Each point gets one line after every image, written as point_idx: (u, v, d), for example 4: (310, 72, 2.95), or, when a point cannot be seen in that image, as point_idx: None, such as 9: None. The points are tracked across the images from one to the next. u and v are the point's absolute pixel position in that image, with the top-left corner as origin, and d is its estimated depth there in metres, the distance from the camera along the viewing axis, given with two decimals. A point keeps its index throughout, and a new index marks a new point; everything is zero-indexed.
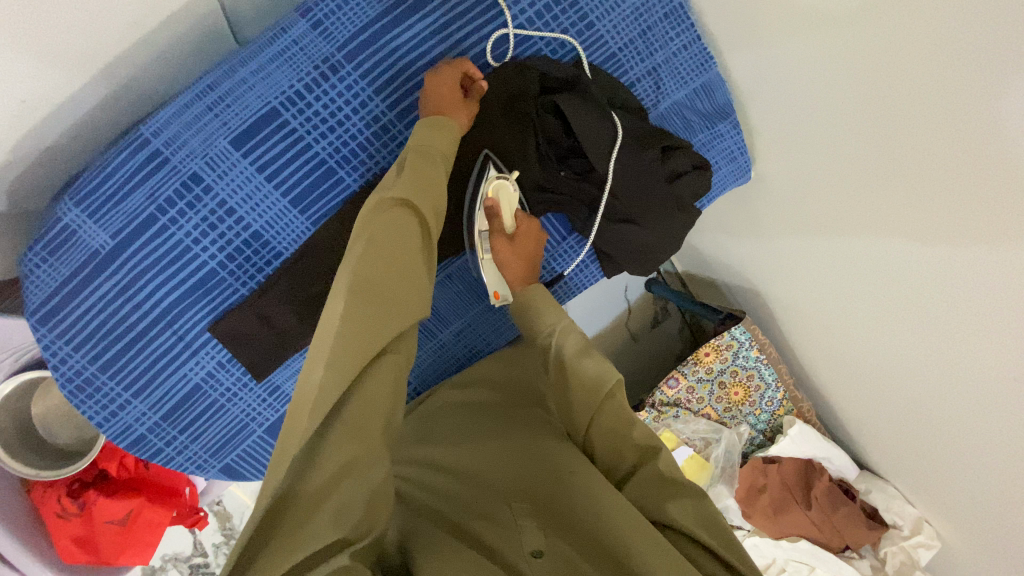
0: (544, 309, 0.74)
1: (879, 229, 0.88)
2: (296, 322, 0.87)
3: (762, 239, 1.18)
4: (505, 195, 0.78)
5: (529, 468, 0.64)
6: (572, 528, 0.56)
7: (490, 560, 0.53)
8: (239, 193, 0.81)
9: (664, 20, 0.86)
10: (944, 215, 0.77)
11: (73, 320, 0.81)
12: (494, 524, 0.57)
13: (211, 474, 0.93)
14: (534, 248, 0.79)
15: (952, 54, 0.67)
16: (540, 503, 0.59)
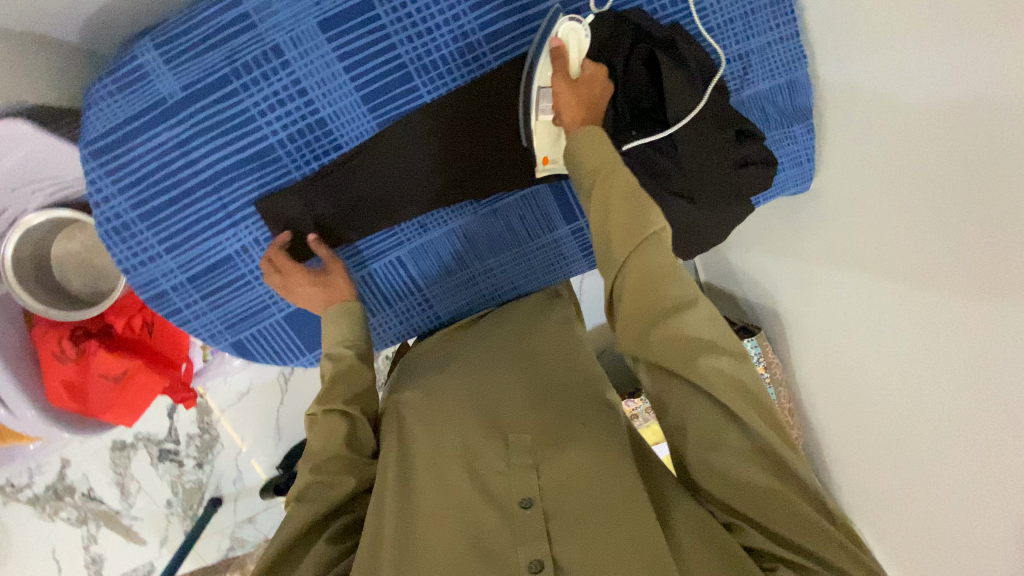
0: (597, 143, 0.70)
1: (907, 279, 0.81)
2: (341, 216, 0.88)
3: (795, 264, 1.10)
4: (575, 40, 0.76)
5: (526, 416, 0.69)
6: (568, 487, 0.62)
7: (488, 509, 0.61)
8: (315, 76, 0.80)
9: (770, 7, 0.85)
10: (984, 277, 0.70)
11: (125, 162, 0.81)
12: (491, 468, 0.64)
13: (222, 347, 0.93)
14: (597, 93, 0.77)
15: None
16: (535, 451, 0.65)
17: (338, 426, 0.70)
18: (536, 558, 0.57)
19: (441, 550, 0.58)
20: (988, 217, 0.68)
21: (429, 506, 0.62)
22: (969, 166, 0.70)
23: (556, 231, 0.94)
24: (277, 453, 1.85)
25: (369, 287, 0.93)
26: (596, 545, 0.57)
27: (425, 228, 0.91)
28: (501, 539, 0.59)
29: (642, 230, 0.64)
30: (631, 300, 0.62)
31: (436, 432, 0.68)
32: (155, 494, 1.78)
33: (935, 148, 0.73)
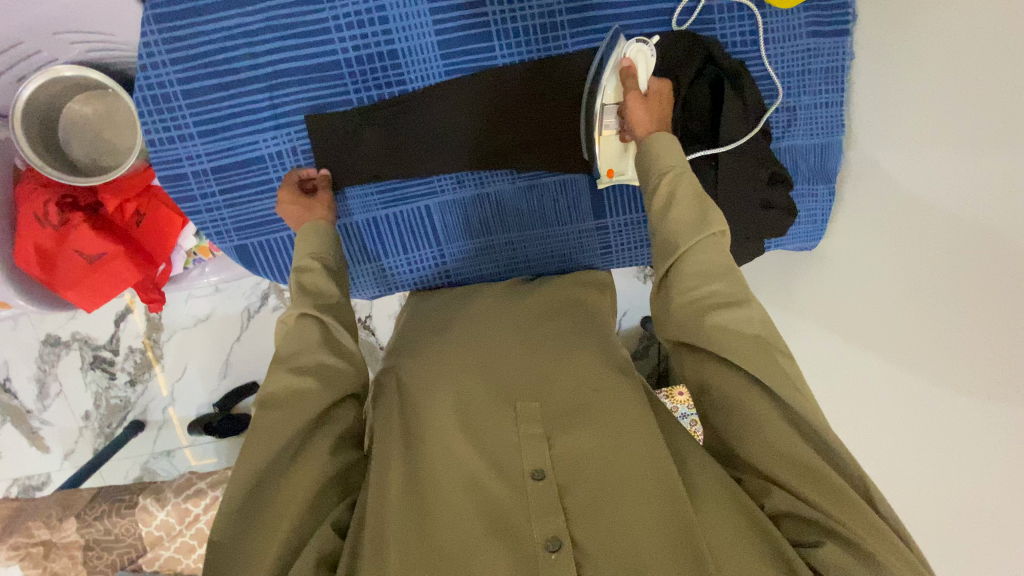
0: (663, 151, 0.73)
1: (868, 334, 0.85)
2: (387, 150, 0.87)
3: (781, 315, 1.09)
4: (642, 61, 0.80)
5: (532, 386, 0.69)
6: (576, 462, 0.62)
7: (500, 476, 0.61)
8: (400, 8, 0.82)
9: (824, 72, 0.92)
10: (937, 343, 0.74)
11: (186, 35, 0.79)
12: (501, 436, 0.64)
13: (225, 248, 0.90)
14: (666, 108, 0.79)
15: (1002, 177, 0.67)
16: (544, 423, 0.65)
17: (311, 329, 0.70)
18: (552, 535, 0.56)
19: (457, 515, 0.59)
20: (959, 288, 0.72)
21: (444, 469, 0.62)
22: (950, 239, 0.74)
23: (583, 222, 0.96)
24: (219, 390, 1.69)
25: (390, 228, 0.93)
26: (612, 526, 0.57)
27: (459, 184, 0.92)
28: (516, 512, 0.58)
29: (699, 233, 0.67)
30: (673, 305, 0.66)
31: (446, 399, 0.68)
32: (75, 403, 1.65)
33: (925, 220, 0.78)
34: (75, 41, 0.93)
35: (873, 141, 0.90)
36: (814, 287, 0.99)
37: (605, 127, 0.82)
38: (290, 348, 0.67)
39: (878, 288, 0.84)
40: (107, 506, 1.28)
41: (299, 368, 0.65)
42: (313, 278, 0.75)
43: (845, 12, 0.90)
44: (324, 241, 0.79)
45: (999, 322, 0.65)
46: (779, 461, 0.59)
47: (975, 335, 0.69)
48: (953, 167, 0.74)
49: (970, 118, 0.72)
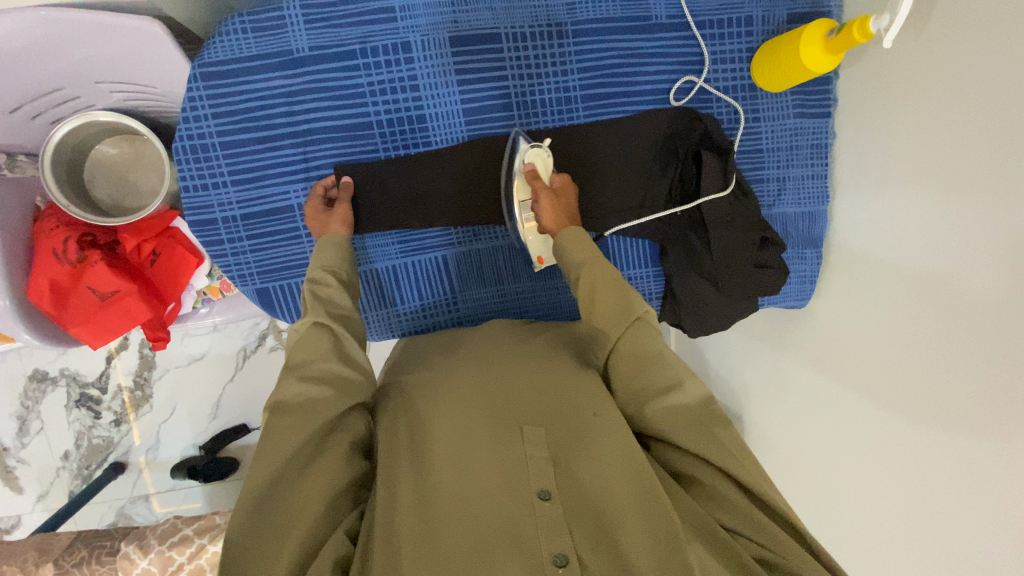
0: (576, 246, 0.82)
1: (860, 386, 0.91)
2: (410, 204, 0.93)
3: (771, 369, 1.14)
4: (540, 161, 0.88)
5: (537, 409, 0.72)
6: (579, 484, 0.65)
7: (508, 492, 0.63)
8: (430, 78, 0.89)
9: (809, 149, 1.02)
10: (926, 396, 0.79)
11: (230, 92, 0.85)
12: (509, 455, 0.66)
13: (246, 290, 0.92)
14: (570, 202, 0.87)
15: (972, 246, 0.74)
16: (549, 446, 0.68)
17: (323, 337, 0.72)
18: (562, 552, 0.59)
19: (465, 528, 0.60)
20: (941, 351, 0.78)
21: (454, 485, 0.64)
22: (924, 304, 0.81)
23: None
24: (208, 431, 1.66)
25: (406, 275, 0.97)
26: (613, 547, 0.60)
27: (476, 237, 0.97)
28: (525, 529, 0.60)
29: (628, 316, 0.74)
30: (659, 360, 0.72)
31: (454, 421, 0.70)
32: (55, 442, 1.60)
33: (903, 285, 0.85)
34: (115, 90, 0.97)
35: (852, 211, 0.99)
36: (805, 343, 1.05)
37: (524, 221, 0.91)
38: (301, 356, 0.70)
39: (865, 348, 0.91)
40: (87, 552, 1.24)
41: (309, 376, 0.69)
42: (327, 290, 0.78)
43: (828, 98, 1.00)
44: (338, 255, 0.83)
45: (983, 377, 0.72)
46: (740, 517, 0.66)
47: (961, 389, 0.74)
48: (926, 238, 0.82)
49: (940, 199, 0.80)
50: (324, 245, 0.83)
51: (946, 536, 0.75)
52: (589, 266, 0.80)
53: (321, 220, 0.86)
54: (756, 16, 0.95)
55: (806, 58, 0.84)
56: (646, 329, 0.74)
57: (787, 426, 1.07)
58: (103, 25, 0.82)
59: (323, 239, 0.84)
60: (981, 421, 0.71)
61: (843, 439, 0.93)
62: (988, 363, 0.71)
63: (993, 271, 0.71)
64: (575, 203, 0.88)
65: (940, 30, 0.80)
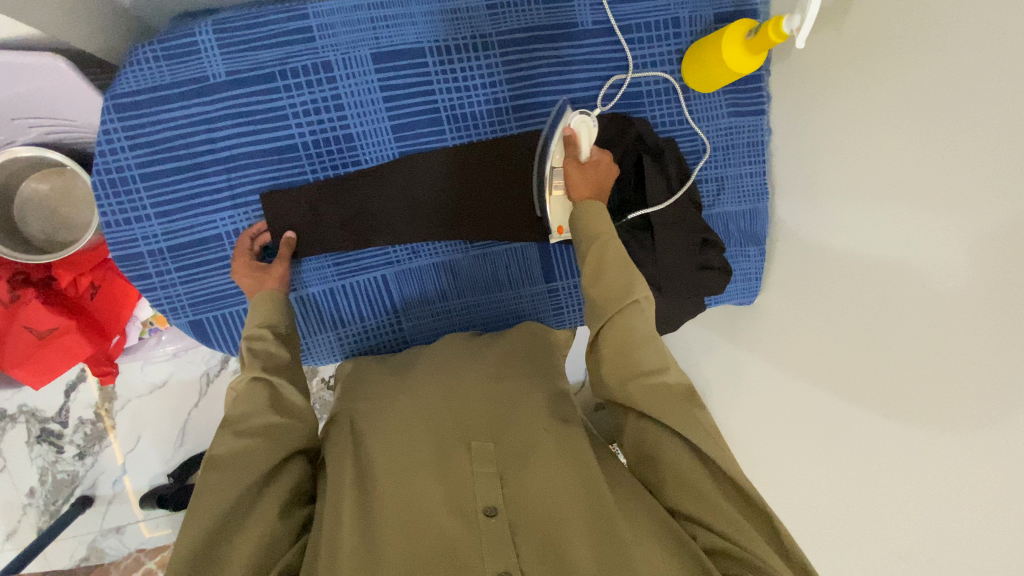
0: (595, 220, 0.79)
1: (813, 378, 0.91)
2: (341, 225, 0.91)
3: (727, 365, 1.14)
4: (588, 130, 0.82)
5: (487, 425, 0.71)
6: (528, 496, 0.64)
7: (452, 512, 0.62)
8: (355, 96, 0.88)
9: (746, 147, 1.02)
10: (874, 384, 0.80)
11: (146, 123, 0.83)
12: (455, 474, 0.66)
13: (178, 322, 0.90)
14: (603, 176, 0.84)
15: (911, 231, 0.74)
16: (497, 461, 0.67)
17: (260, 392, 0.71)
18: (504, 569, 0.58)
19: (406, 549, 0.59)
20: (883, 350, 0.79)
21: (396, 510, 0.63)
22: (863, 303, 0.82)
23: (535, 285, 1.01)
24: (175, 458, 1.63)
25: (346, 296, 0.95)
26: (558, 561, 0.59)
27: (415, 254, 0.95)
28: (466, 549, 0.59)
29: (626, 295, 0.73)
30: (615, 356, 0.72)
31: (395, 444, 0.69)
32: (19, 479, 1.57)
33: (845, 283, 0.86)
34: (34, 125, 0.94)
35: (791, 207, 0.99)
36: (759, 338, 1.05)
37: (553, 187, 0.86)
38: (239, 412, 0.69)
39: (816, 340, 0.91)
40: None
41: (246, 431, 0.67)
42: (263, 345, 0.77)
43: (760, 96, 1.01)
44: (276, 310, 0.82)
45: (930, 362, 0.72)
46: (705, 508, 0.65)
47: (907, 375, 0.75)
48: (859, 237, 0.83)
49: (873, 198, 0.81)
50: (258, 302, 0.82)
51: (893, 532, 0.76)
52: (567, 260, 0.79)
53: (254, 278, 0.85)
54: (684, 17, 0.95)
55: (727, 58, 0.84)
56: (638, 314, 0.73)
57: (747, 423, 1.08)
58: (5, 63, 0.79)
59: (255, 296, 0.82)
60: (924, 419, 0.73)
61: (798, 435, 0.94)
62: (930, 361, 0.72)
63: (935, 276, 0.71)
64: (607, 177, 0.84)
65: (862, 24, 0.80)
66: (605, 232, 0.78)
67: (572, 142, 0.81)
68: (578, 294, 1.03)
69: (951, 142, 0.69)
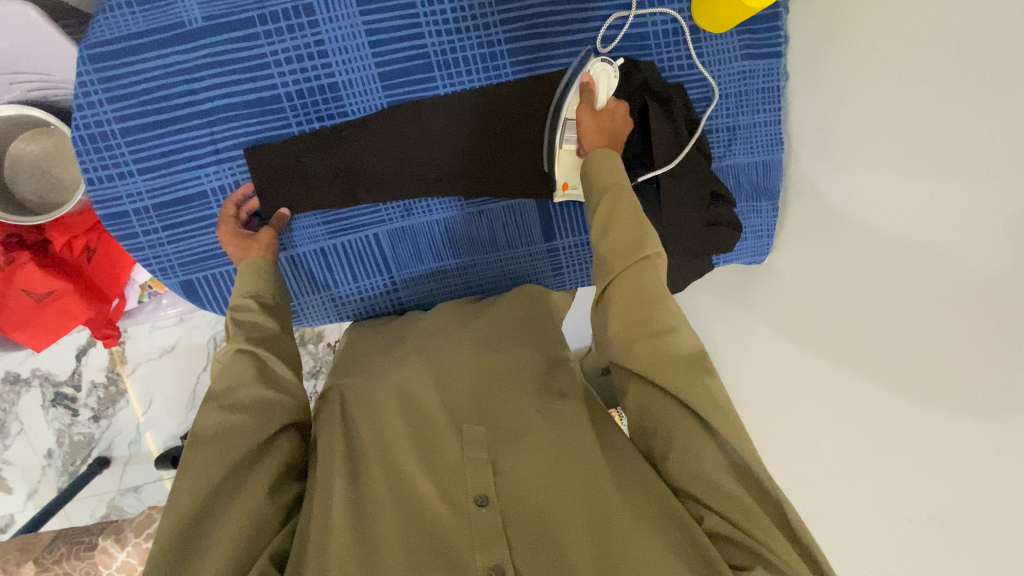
0: (605, 168, 0.77)
1: (823, 339, 0.86)
2: (329, 182, 0.87)
3: (736, 329, 1.09)
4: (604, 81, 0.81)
5: (477, 410, 0.70)
6: (522, 487, 0.63)
7: (444, 502, 0.62)
8: (339, 42, 0.82)
9: (760, 93, 0.94)
10: (891, 343, 0.75)
11: (123, 75, 0.79)
12: (446, 460, 0.65)
13: (169, 283, 0.88)
14: (618, 126, 0.81)
15: (944, 175, 0.68)
16: (491, 444, 0.66)
17: (247, 363, 0.70)
18: (496, 562, 0.57)
19: (400, 537, 0.60)
20: (898, 313, 0.74)
21: (386, 499, 0.62)
22: (879, 265, 0.77)
23: (533, 245, 0.97)
24: (186, 421, 1.66)
25: (337, 257, 0.92)
26: (552, 553, 0.59)
27: (409, 212, 0.92)
28: (458, 539, 0.59)
29: (637, 252, 0.70)
30: (625, 312, 0.69)
31: (385, 432, 0.69)
32: (37, 440, 1.62)
33: (864, 241, 0.80)
34: (15, 81, 0.91)
35: (808, 158, 0.92)
36: (768, 300, 1.00)
37: (565, 142, 0.86)
38: (224, 384, 0.68)
39: (829, 298, 0.86)
40: (66, 549, 1.27)
41: (232, 406, 0.66)
42: (250, 315, 0.75)
43: (778, 37, 0.92)
44: (264, 280, 0.80)
45: (959, 320, 0.67)
46: (707, 486, 0.63)
47: (931, 332, 0.70)
48: (884, 192, 0.77)
49: (894, 148, 0.75)
50: (245, 269, 0.80)
51: (895, 501, 0.74)
52: (616, 192, 0.75)
53: (240, 244, 0.83)
54: None
55: None
56: (646, 274, 0.70)
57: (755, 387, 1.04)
58: None
59: (242, 264, 0.80)
60: (937, 382, 0.69)
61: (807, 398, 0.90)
62: (953, 320, 0.67)
63: (966, 236, 0.66)
64: (623, 127, 0.82)
65: None
66: (615, 185, 0.75)
67: (589, 89, 0.80)
68: (579, 253, 0.99)
69: (985, 85, 0.63)
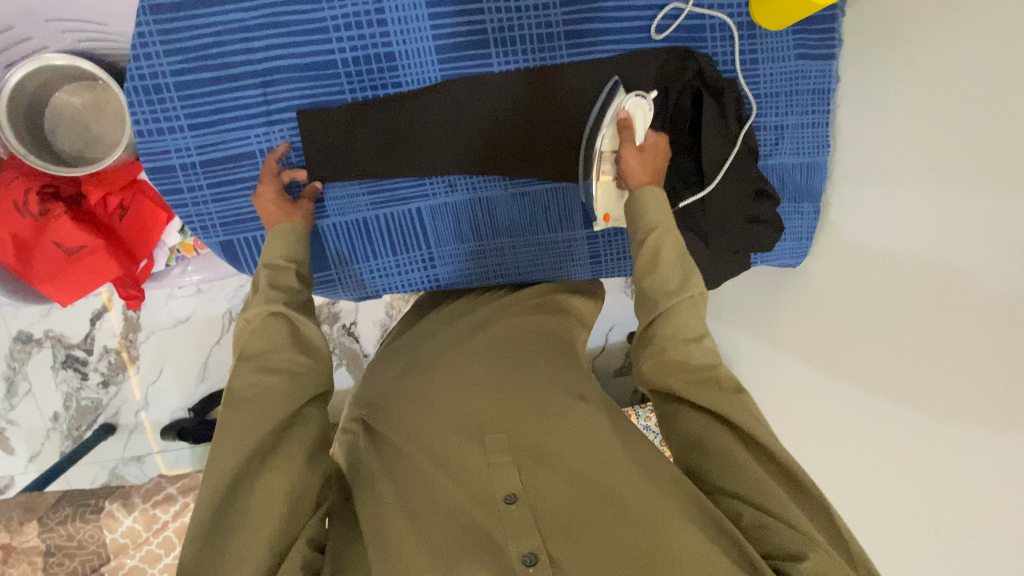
0: (650, 208, 0.74)
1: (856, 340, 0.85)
2: (378, 151, 0.86)
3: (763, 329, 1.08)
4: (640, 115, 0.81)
5: (499, 414, 0.68)
6: (550, 487, 0.61)
7: (472, 502, 0.60)
8: (399, 11, 0.82)
9: (811, 94, 0.94)
10: (936, 344, 0.75)
11: (182, 28, 0.79)
12: (470, 463, 0.63)
13: (209, 242, 0.88)
14: (661, 161, 0.79)
15: (995, 179, 0.68)
16: (514, 450, 0.64)
17: (280, 326, 0.70)
18: (530, 550, 0.55)
19: (435, 532, 0.58)
20: (938, 317, 0.75)
21: (417, 500, 0.61)
22: (919, 269, 0.78)
23: (574, 231, 0.97)
24: (195, 393, 1.65)
25: (378, 228, 0.91)
26: (586, 542, 0.56)
27: (452, 187, 0.91)
28: (490, 534, 0.57)
29: (677, 293, 0.71)
30: (665, 337, 0.69)
31: (427, 432, 0.68)
32: (44, 403, 1.60)
33: (899, 245, 0.81)
34: (66, 30, 0.92)
35: (854, 161, 0.92)
36: (800, 301, 0.99)
37: (602, 173, 0.83)
38: (257, 347, 0.68)
39: (868, 302, 0.86)
40: (72, 510, 1.26)
41: (268, 367, 0.66)
42: (287, 277, 0.75)
43: (832, 38, 0.92)
44: (297, 243, 0.79)
45: (1006, 326, 0.66)
46: (742, 481, 0.61)
47: (982, 334, 0.69)
48: (935, 195, 0.76)
49: (942, 153, 0.75)
50: (282, 231, 0.78)
51: (936, 503, 0.74)
52: (662, 230, 0.73)
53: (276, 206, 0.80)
54: None
55: None
56: (682, 314, 0.70)
57: (780, 390, 1.04)
58: None
59: (278, 226, 0.78)
60: (977, 385, 0.69)
61: (838, 399, 0.89)
62: (1001, 323, 0.66)
63: (997, 249, 0.68)
64: (665, 163, 0.80)
65: None
66: (659, 224, 0.74)
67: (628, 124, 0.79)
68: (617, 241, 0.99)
69: None
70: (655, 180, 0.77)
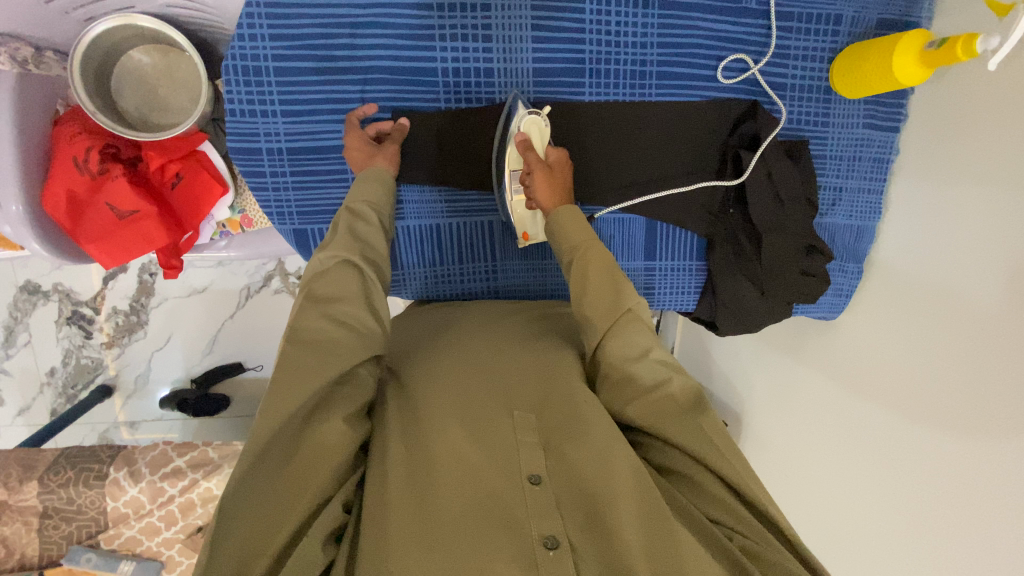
0: (569, 228, 0.76)
1: (879, 398, 0.89)
2: (461, 163, 0.89)
3: (780, 370, 1.12)
4: (535, 131, 0.83)
5: (533, 394, 0.65)
6: (573, 472, 0.58)
7: (495, 474, 0.56)
8: (506, 30, 0.84)
9: (871, 161, 0.99)
10: (950, 414, 0.78)
11: (292, 15, 0.79)
12: (498, 436, 0.60)
13: (283, 229, 0.88)
14: (565, 178, 0.81)
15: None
16: (541, 432, 0.61)
17: (352, 278, 0.65)
18: (551, 533, 0.53)
19: (455, 502, 0.54)
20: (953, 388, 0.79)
21: (441, 459, 0.57)
22: (941, 341, 0.82)
23: (633, 262, 1.00)
24: (201, 364, 1.62)
25: (449, 235, 0.93)
26: (603, 530, 0.54)
27: None
28: (514, 510, 0.54)
29: (616, 309, 0.68)
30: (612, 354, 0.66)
31: (442, 404, 0.63)
32: (42, 356, 1.55)
33: (917, 320, 0.86)
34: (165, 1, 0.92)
35: (899, 229, 0.96)
36: (823, 351, 1.03)
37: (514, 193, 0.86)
38: (328, 291, 0.63)
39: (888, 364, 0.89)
40: (73, 474, 1.22)
41: (335, 315, 0.61)
42: (367, 230, 0.72)
43: (899, 112, 0.97)
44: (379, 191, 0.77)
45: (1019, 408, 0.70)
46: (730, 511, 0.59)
47: (996, 413, 0.72)
48: (968, 271, 0.80)
49: (979, 233, 0.79)
50: (368, 177, 0.77)
51: (926, 566, 0.79)
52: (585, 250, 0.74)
53: (364, 153, 0.81)
54: (846, 16, 0.92)
55: (897, 67, 0.82)
56: (627, 332, 0.66)
57: (787, 433, 1.07)
58: None
59: (369, 170, 0.79)
60: (970, 462, 0.75)
61: (847, 452, 0.93)
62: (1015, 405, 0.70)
63: (1007, 337, 0.73)
64: (570, 178, 0.83)
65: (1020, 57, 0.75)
66: (583, 244, 0.75)
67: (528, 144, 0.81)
68: (673, 274, 1.02)
69: None
70: (565, 200, 0.79)
